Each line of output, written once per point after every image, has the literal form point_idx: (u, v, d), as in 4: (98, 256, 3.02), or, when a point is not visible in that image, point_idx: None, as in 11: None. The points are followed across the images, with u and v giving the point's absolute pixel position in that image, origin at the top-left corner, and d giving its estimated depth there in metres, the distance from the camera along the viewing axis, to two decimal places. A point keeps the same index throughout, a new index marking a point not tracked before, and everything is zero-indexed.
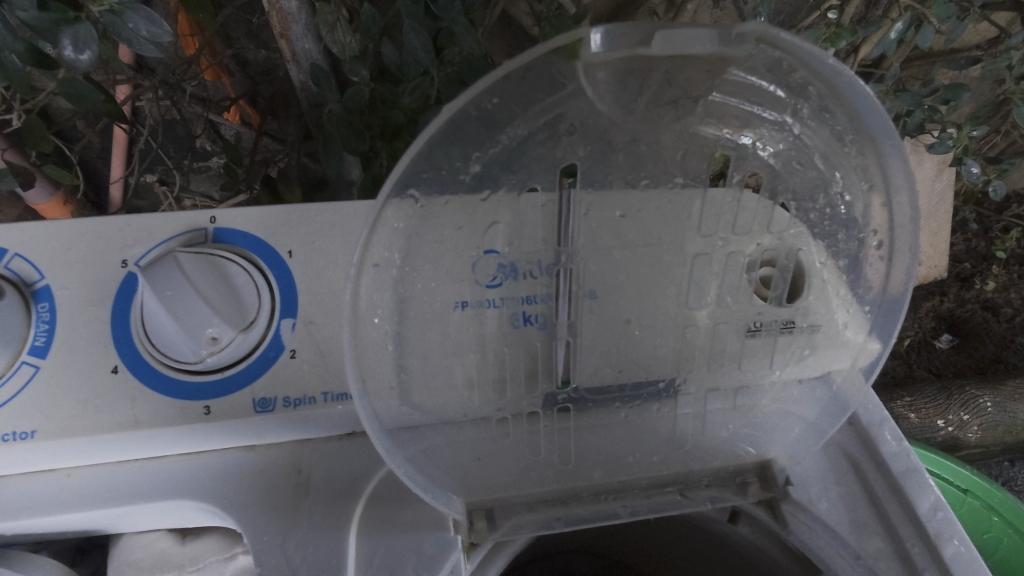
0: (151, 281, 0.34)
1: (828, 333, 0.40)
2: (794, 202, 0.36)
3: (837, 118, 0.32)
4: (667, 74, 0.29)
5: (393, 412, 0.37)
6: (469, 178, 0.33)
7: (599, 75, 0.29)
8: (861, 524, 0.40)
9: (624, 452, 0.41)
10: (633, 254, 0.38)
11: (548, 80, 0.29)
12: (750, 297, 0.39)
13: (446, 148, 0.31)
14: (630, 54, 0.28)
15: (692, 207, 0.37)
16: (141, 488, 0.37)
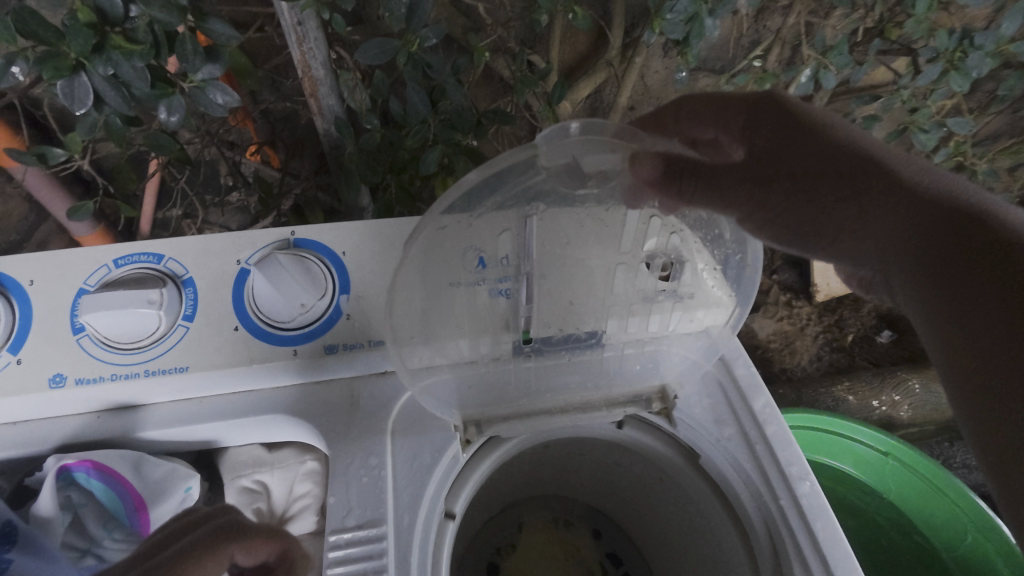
0: (263, 270, 0.54)
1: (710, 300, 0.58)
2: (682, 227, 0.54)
3: (699, 183, 0.50)
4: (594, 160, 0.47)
5: (413, 356, 0.56)
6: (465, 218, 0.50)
7: (552, 163, 0.47)
8: (720, 419, 0.60)
9: (567, 381, 0.62)
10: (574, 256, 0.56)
11: (519, 167, 0.47)
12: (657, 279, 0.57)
13: (452, 202, 0.49)
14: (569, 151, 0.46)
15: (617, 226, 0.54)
16: (252, 406, 0.57)
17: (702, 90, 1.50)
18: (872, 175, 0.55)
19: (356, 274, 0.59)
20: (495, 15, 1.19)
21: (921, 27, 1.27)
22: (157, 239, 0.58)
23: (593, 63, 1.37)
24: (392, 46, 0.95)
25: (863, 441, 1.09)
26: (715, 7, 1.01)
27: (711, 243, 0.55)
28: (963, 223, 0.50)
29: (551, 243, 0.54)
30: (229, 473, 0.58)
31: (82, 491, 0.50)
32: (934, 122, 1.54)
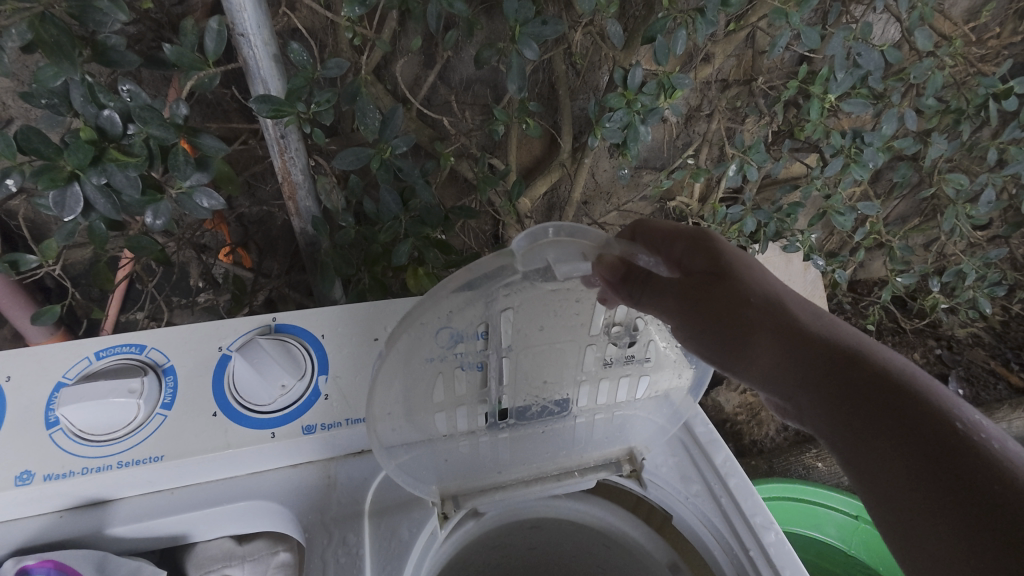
0: (244, 354, 0.57)
1: (672, 369, 0.62)
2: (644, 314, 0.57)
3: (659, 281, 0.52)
4: (560, 260, 0.48)
5: (391, 437, 0.55)
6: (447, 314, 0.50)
7: (523, 262, 0.47)
8: (687, 476, 0.64)
9: (541, 451, 0.64)
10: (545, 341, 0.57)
11: (497, 270, 0.48)
12: (624, 353, 0.60)
13: (433, 301, 0.48)
14: (538, 248, 0.47)
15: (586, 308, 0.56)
16: (226, 494, 0.57)
17: (647, 184, 1.68)
18: (774, 312, 0.54)
19: (335, 355, 0.62)
20: (458, 127, 1.35)
21: (819, 129, 1.51)
22: (139, 330, 0.60)
23: (546, 167, 1.54)
24: (366, 153, 1.06)
25: (840, 509, 1.12)
26: (646, 117, 1.18)
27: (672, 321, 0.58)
28: (880, 380, 0.47)
29: (525, 319, 0.53)
30: (196, 568, 0.57)
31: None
32: (847, 206, 1.76)
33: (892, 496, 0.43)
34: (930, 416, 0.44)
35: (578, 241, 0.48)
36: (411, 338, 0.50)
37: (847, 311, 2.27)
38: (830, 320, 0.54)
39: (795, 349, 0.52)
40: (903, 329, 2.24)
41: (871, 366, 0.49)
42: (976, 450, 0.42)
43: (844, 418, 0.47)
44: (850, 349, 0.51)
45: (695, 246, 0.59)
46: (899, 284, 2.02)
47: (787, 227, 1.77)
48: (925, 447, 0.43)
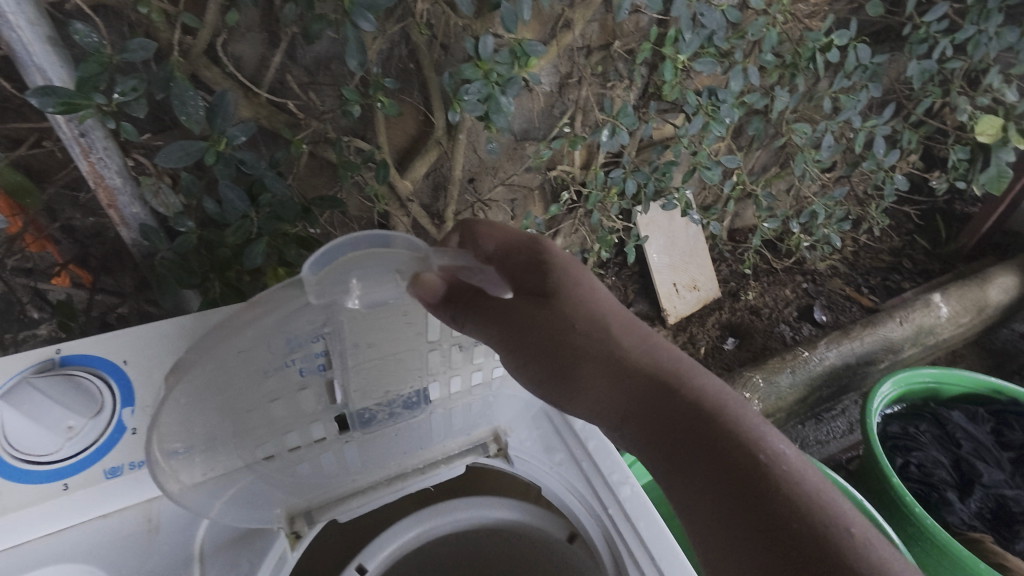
0: (9, 400, 0.47)
1: None
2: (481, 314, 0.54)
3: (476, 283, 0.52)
4: (363, 275, 0.46)
5: (202, 468, 0.50)
6: (242, 331, 0.44)
7: (318, 287, 0.44)
8: (550, 447, 0.66)
9: (398, 450, 0.61)
10: (377, 337, 0.52)
11: (288, 295, 0.45)
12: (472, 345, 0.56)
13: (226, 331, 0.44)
14: (334, 267, 0.45)
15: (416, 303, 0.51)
16: (7, 566, 0.48)
17: (525, 156, 1.67)
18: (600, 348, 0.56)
19: (142, 382, 0.53)
20: (310, 110, 1.23)
21: (677, 89, 1.58)
22: None
23: (420, 146, 1.46)
24: (196, 147, 0.93)
25: None
26: (505, 88, 1.16)
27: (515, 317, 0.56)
28: (690, 410, 0.52)
29: (348, 323, 0.49)
30: None
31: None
32: (712, 160, 1.87)
33: (700, 516, 0.49)
34: (733, 443, 0.50)
35: (390, 253, 0.47)
36: (202, 365, 0.44)
37: (726, 258, 2.47)
38: (651, 342, 0.58)
39: (622, 375, 0.55)
40: (776, 269, 2.47)
41: (685, 395, 0.54)
42: (768, 474, 0.48)
43: (666, 451, 0.52)
44: (668, 377, 0.55)
45: (531, 263, 0.59)
46: (765, 229, 2.21)
47: (663, 187, 1.86)
48: (726, 476, 0.49)
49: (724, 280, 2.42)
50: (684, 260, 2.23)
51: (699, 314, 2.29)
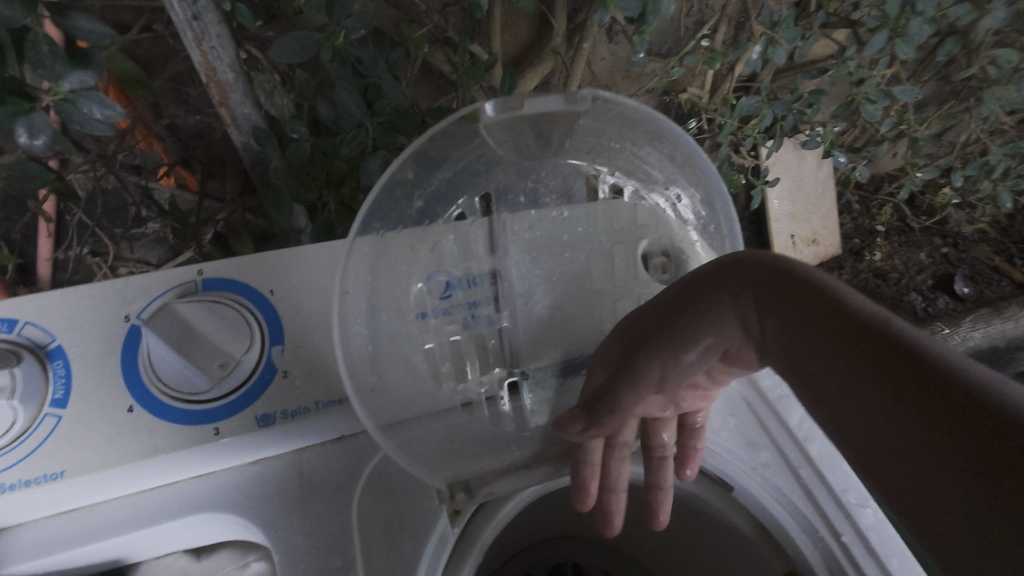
0: (155, 329, 0.41)
1: None
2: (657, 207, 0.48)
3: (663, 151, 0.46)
4: (534, 121, 0.44)
5: (378, 411, 0.44)
6: (417, 212, 0.44)
7: (494, 130, 0.44)
8: (752, 443, 0.50)
9: (570, 419, 0.50)
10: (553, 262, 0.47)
11: (457, 142, 0.44)
12: (648, 281, 0.49)
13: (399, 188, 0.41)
14: (509, 111, 0.43)
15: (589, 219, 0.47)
16: (157, 513, 0.43)
17: (652, 75, 1.42)
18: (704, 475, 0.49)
19: (291, 317, 0.46)
20: (428, 3, 1.06)
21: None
22: (11, 298, 0.43)
23: (539, 53, 1.25)
24: (314, 40, 0.80)
25: None
26: None
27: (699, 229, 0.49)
28: None
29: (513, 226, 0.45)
30: None
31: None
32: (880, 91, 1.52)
33: None
34: None
35: (564, 106, 0.44)
36: (379, 261, 0.42)
37: (853, 210, 2.10)
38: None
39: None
40: (911, 228, 2.09)
41: None
42: None
43: None
44: None
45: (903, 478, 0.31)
46: (916, 180, 1.86)
47: (806, 120, 1.54)
48: None
49: (847, 236, 2.08)
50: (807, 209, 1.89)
51: (813, 271, 1.98)
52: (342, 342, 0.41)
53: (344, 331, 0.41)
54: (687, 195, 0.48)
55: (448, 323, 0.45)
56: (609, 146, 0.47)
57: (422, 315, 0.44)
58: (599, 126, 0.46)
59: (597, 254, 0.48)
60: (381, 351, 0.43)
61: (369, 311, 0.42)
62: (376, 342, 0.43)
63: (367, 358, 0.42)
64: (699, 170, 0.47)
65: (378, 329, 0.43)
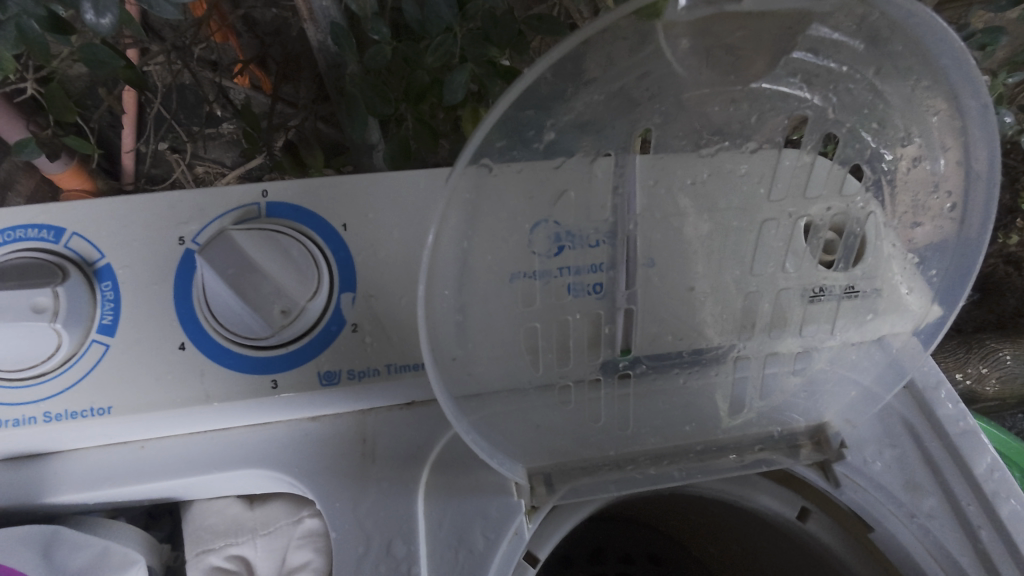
0: (209, 260, 0.34)
1: (892, 299, 0.38)
2: (869, 164, 0.33)
3: (921, 76, 0.29)
4: (745, 33, 0.26)
5: (458, 384, 0.36)
6: (542, 146, 0.30)
7: (678, 37, 0.26)
8: (916, 484, 0.39)
9: (681, 420, 0.41)
10: (700, 222, 0.35)
11: (621, 44, 0.26)
12: (814, 262, 0.37)
13: (523, 113, 0.28)
14: (714, 12, 0.25)
15: (765, 173, 0.33)
16: (207, 462, 0.38)
17: None
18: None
19: (365, 261, 0.38)
20: None
21: None
22: (57, 202, 0.37)
23: None
24: None
25: None
26: None
27: (919, 195, 0.34)
28: None
29: (658, 177, 0.33)
30: (193, 545, 0.41)
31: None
32: None
33: None
34: None
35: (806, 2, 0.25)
36: (480, 204, 0.31)
37: None
38: None
39: None
40: None
41: None
42: None
43: None
44: None
45: None
46: None
47: (975, 66, 1.21)
48: None
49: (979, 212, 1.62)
50: None
51: None
52: (427, 309, 0.32)
53: (431, 294, 0.32)
54: (941, 155, 0.32)
55: (555, 291, 0.36)
56: (841, 70, 0.29)
57: (524, 277, 0.35)
58: (844, 32, 0.27)
59: (769, 223, 0.35)
60: (471, 318, 0.34)
61: (461, 269, 0.32)
62: (466, 307, 0.34)
63: (455, 326, 0.34)
64: (956, 107, 0.30)
65: (470, 292, 0.34)
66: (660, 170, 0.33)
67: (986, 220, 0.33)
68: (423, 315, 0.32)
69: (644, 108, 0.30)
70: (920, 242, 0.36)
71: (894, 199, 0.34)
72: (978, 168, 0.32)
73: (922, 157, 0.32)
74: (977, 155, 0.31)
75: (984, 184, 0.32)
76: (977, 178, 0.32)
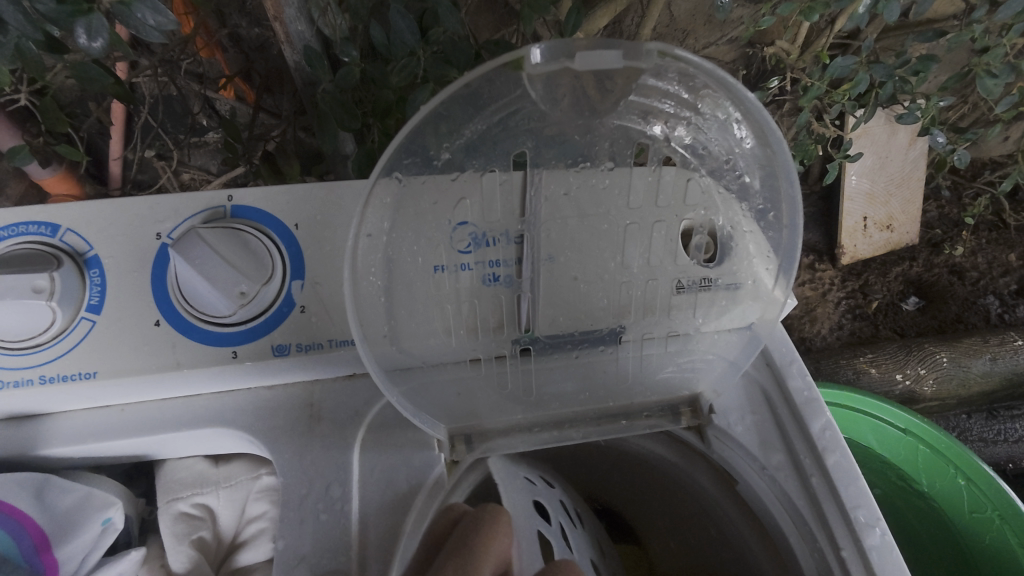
0: (180, 252, 0.42)
1: (744, 289, 0.47)
2: (707, 178, 0.42)
3: (733, 114, 0.38)
4: (590, 81, 0.35)
5: (388, 355, 0.44)
6: (441, 163, 0.39)
7: (538, 83, 0.35)
8: (767, 442, 0.48)
9: (578, 389, 0.49)
10: (580, 223, 0.44)
11: (495, 87, 0.35)
12: (676, 258, 0.46)
13: (423, 138, 0.36)
14: (561, 67, 0.34)
15: (625, 185, 0.43)
16: (179, 420, 0.46)
17: (738, 22, 1.28)
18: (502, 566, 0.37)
19: (313, 254, 0.46)
20: None
21: None
22: (54, 202, 0.45)
23: None
24: None
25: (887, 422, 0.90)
26: None
27: (749, 204, 0.43)
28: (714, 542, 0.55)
29: (543, 189, 0.42)
30: (164, 494, 0.48)
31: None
32: (1008, 63, 1.30)
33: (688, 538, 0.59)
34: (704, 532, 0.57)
35: (631, 61, 0.34)
36: (397, 208, 0.40)
37: (942, 197, 1.75)
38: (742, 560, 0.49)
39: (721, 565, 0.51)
40: (1006, 225, 1.71)
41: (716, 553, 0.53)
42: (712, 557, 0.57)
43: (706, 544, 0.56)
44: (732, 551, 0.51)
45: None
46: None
47: (910, 91, 1.31)
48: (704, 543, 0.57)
49: (926, 225, 1.73)
50: (888, 190, 1.63)
51: (880, 260, 1.70)
52: (354, 290, 0.40)
53: (358, 278, 0.40)
54: (760, 174, 0.41)
55: (466, 280, 0.44)
56: (670, 109, 0.38)
57: (439, 267, 0.43)
58: (667, 82, 0.36)
59: (635, 225, 0.44)
60: (394, 302, 0.43)
61: (384, 261, 0.41)
62: (389, 290, 0.42)
63: (381, 307, 0.42)
64: (765, 138, 0.38)
65: (392, 278, 0.42)
66: (543, 184, 0.42)
67: (798, 227, 0.42)
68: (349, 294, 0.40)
69: (522, 135, 0.39)
70: (758, 242, 0.44)
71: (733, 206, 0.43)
72: (790, 186, 0.40)
73: (746, 174, 0.41)
74: (787, 177, 0.40)
75: (795, 198, 0.40)
76: (790, 194, 0.40)
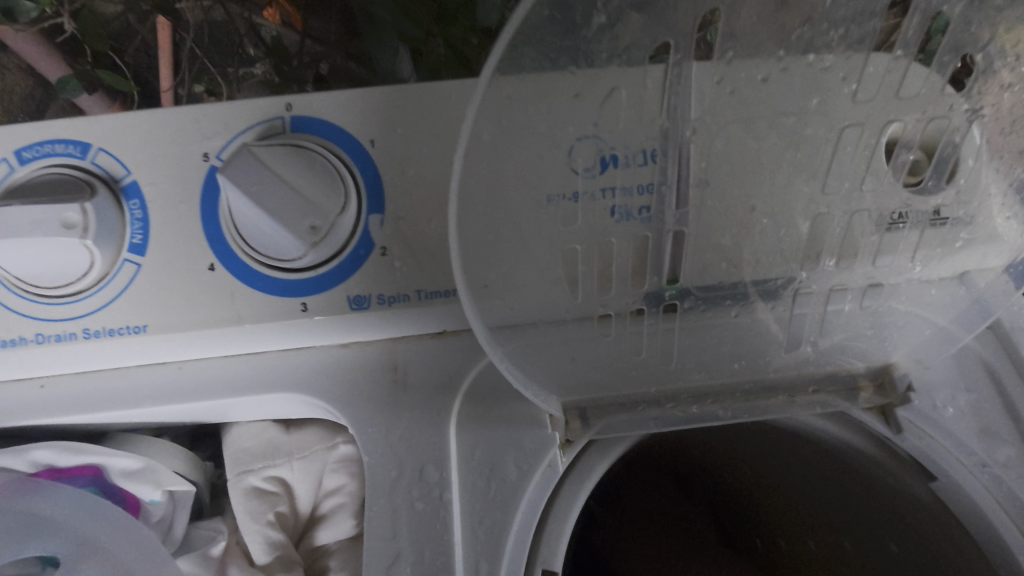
0: (232, 178, 0.33)
1: (984, 227, 0.33)
2: (982, 54, 0.28)
3: None
4: None
5: (495, 310, 0.34)
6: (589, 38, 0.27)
7: None
8: (990, 432, 0.36)
9: (728, 357, 0.38)
10: (766, 128, 0.31)
11: None
12: (895, 183, 0.33)
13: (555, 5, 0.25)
14: None
15: (850, 70, 0.29)
16: (245, 382, 0.39)
17: None
18: None
19: (396, 181, 0.36)
20: None
21: None
22: (81, 116, 0.36)
23: None
24: None
25: None
26: None
27: None
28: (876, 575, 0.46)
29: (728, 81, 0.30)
30: (233, 466, 0.42)
31: (56, 506, 0.36)
32: None
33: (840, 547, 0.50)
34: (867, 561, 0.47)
35: None
36: (513, 106, 0.28)
37: None
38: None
39: None
40: None
41: None
42: None
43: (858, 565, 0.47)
44: None
45: None
46: None
47: None
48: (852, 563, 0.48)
49: None
50: None
51: None
52: (460, 224, 0.29)
53: (463, 207, 0.29)
54: None
55: (600, 213, 0.33)
56: None
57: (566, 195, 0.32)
58: None
59: (852, 127, 0.31)
60: (505, 241, 0.32)
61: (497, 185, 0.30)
62: (502, 225, 0.31)
63: (491, 248, 0.31)
64: None
65: (506, 209, 0.31)
66: (716, 74, 0.30)
67: None
68: (454, 230, 0.28)
69: None
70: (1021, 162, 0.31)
71: (1003, 101, 0.29)
72: None
73: None
74: None
75: None
76: None
